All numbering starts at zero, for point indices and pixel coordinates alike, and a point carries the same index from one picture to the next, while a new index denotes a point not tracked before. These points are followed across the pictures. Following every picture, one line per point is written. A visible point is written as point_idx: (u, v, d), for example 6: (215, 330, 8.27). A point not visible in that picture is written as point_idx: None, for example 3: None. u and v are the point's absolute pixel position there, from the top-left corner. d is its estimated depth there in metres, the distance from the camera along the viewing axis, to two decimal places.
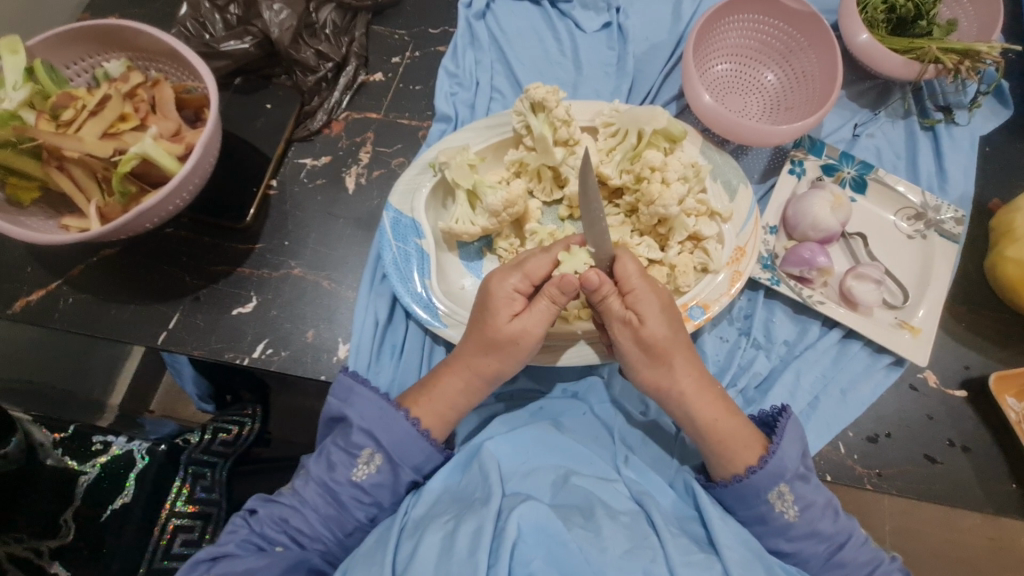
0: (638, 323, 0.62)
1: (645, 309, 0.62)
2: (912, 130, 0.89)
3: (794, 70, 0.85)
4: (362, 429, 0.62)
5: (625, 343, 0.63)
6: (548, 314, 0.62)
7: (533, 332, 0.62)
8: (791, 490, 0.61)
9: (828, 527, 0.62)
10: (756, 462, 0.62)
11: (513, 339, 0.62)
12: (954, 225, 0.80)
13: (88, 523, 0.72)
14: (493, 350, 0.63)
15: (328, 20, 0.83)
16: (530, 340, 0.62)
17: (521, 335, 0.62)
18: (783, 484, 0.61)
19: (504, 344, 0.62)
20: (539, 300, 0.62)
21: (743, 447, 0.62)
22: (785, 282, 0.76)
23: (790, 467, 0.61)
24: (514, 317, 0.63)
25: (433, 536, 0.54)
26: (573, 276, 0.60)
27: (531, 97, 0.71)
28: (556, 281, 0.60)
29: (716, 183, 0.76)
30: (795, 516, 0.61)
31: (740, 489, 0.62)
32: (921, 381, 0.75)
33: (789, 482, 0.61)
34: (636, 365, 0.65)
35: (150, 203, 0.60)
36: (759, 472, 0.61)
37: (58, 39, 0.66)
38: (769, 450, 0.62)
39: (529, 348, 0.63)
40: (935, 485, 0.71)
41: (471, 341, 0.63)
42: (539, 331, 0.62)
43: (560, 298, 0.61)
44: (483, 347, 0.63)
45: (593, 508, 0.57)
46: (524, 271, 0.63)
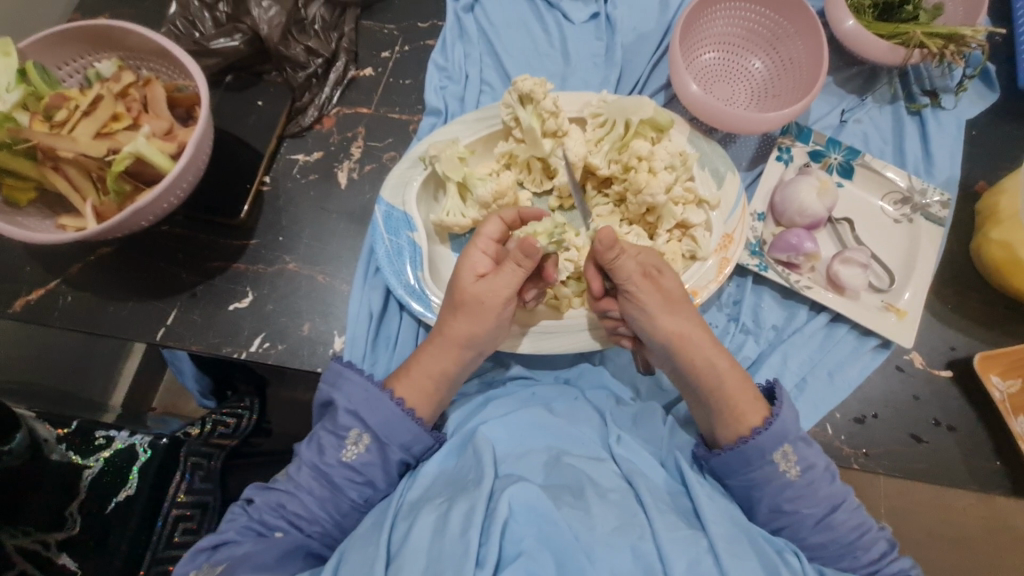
0: (659, 271, 0.68)
1: (655, 261, 0.69)
2: (898, 116, 0.90)
3: (781, 57, 0.86)
4: (349, 411, 0.63)
5: (652, 293, 0.67)
6: (515, 277, 0.65)
7: (498, 292, 0.64)
8: (794, 451, 0.63)
9: (823, 489, 0.62)
10: (760, 424, 0.63)
11: (478, 296, 0.64)
12: (939, 209, 0.81)
13: (93, 517, 0.73)
14: (460, 311, 0.65)
15: (317, 15, 0.83)
16: (496, 299, 0.64)
17: (486, 293, 0.64)
18: (787, 445, 0.63)
19: (472, 306, 0.64)
20: (505, 265, 0.65)
21: (751, 407, 0.64)
22: (773, 268, 0.77)
23: (791, 430, 0.63)
24: (479, 277, 0.66)
25: (427, 517, 0.56)
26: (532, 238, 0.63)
27: (519, 89, 0.71)
28: (519, 244, 0.63)
29: (704, 170, 0.77)
30: (796, 476, 0.62)
31: (743, 451, 0.63)
32: (907, 362, 0.77)
33: (792, 443, 0.63)
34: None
35: (145, 202, 0.61)
36: (764, 433, 0.63)
37: (50, 40, 0.67)
38: (771, 414, 0.64)
39: (496, 308, 0.65)
40: (921, 464, 0.72)
41: (463, 331, 0.64)
42: (505, 292, 0.65)
43: (525, 261, 0.63)
44: (455, 310, 0.65)
45: (583, 487, 0.59)
46: (485, 235, 0.68)
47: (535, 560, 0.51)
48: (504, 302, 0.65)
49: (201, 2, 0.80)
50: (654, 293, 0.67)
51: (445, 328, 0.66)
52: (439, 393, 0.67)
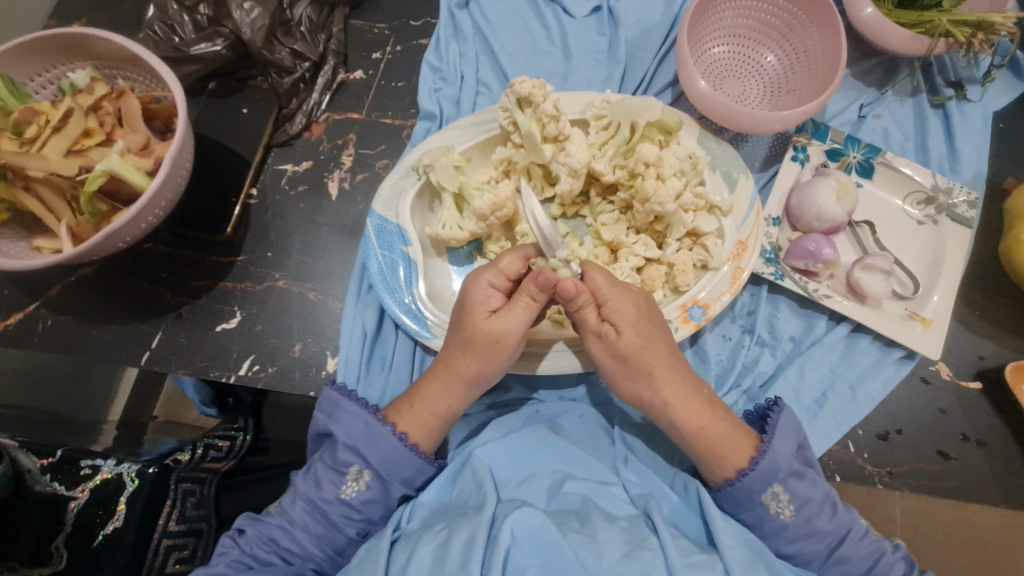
0: (615, 333, 0.60)
1: (622, 319, 0.61)
2: (920, 109, 0.84)
3: (795, 50, 0.81)
4: (349, 447, 0.60)
5: (602, 353, 0.61)
6: (528, 312, 0.60)
7: (512, 331, 0.59)
8: (786, 490, 0.59)
9: (825, 524, 0.59)
10: (746, 466, 0.59)
11: (493, 338, 0.59)
12: (966, 209, 0.76)
13: (79, 549, 0.70)
14: (469, 349, 0.60)
15: (303, 16, 0.79)
16: (513, 339, 0.60)
17: (503, 334, 0.59)
18: (776, 485, 0.59)
19: (484, 345, 0.60)
20: (518, 299, 0.60)
21: (734, 448, 0.60)
22: (790, 277, 0.73)
23: (782, 466, 0.59)
24: (491, 314, 0.60)
25: (427, 545, 0.53)
26: (546, 273, 0.57)
27: (516, 91, 0.67)
28: (534, 277, 0.58)
29: (715, 174, 0.72)
30: (790, 517, 0.59)
31: (732, 493, 0.60)
32: (933, 373, 0.73)
33: (782, 483, 0.59)
34: (614, 378, 0.62)
35: (120, 223, 0.57)
36: (750, 475, 0.59)
37: (19, 50, 0.63)
38: (759, 451, 0.60)
39: (509, 348, 0.60)
40: (949, 482, 0.68)
41: (461, 352, 0.61)
42: (521, 331, 0.60)
43: (540, 296, 0.59)
44: (462, 346, 0.61)
45: (590, 513, 0.55)
46: (498, 267, 0.61)
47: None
48: (518, 340, 0.60)
49: (180, 5, 0.76)
50: (605, 354, 0.61)
51: (449, 363, 0.62)
52: (441, 430, 0.63)
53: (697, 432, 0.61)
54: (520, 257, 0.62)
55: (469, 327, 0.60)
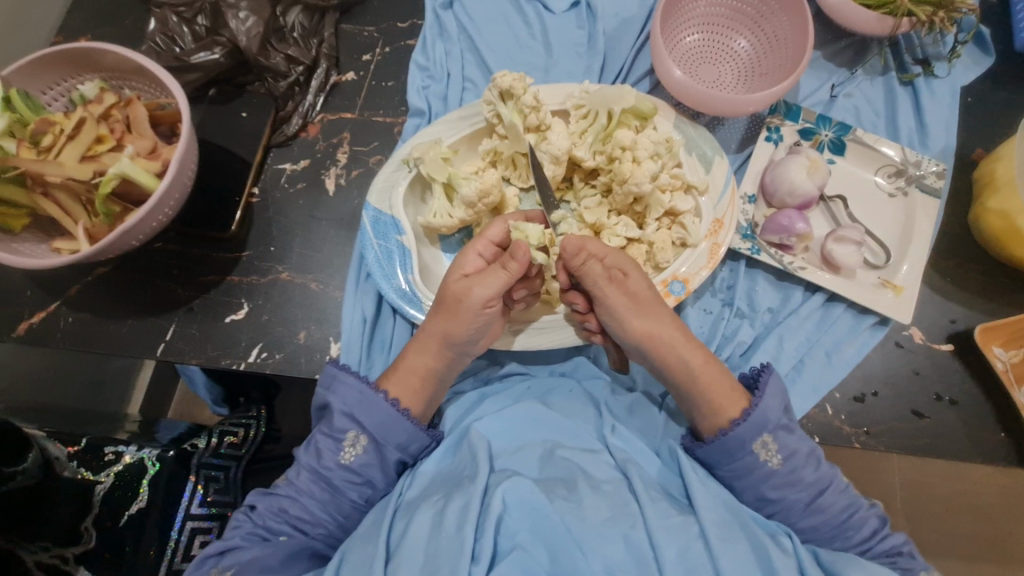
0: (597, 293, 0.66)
1: (625, 265, 0.67)
2: (890, 87, 0.88)
3: (766, 35, 0.84)
4: (344, 414, 0.64)
5: (619, 298, 0.66)
6: (499, 278, 0.64)
7: (475, 292, 0.64)
8: (775, 441, 0.63)
9: (809, 475, 0.63)
10: (740, 415, 0.63)
11: (457, 296, 0.64)
12: (935, 180, 0.79)
13: (107, 530, 0.75)
14: (439, 309, 0.66)
15: (296, 23, 0.83)
16: (472, 299, 0.64)
17: (464, 293, 0.64)
18: (766, 435, 0.62)
19: (451, 304, 0.65)
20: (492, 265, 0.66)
21: (728, 396, 0.65)
22: (766, 251, 0.76)
23: (772, 419, 0.63)
24: (464, 277, 0.66)
25: (424, 515, 0.57)
26: (522, 242, 0.64)
27: (498, 85, 0.71)
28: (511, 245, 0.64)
29: (691, 156, 0.76)
30: (778, 465, 0.62)
31: (724, 442, 0.63)
32: (907, 338, 0.76)
33: (773, 433, 0.63)
34: (624, 317, 0.66)
35: (133, 221, 0.62)
36: (742, 424, 0.63)
37: (32, 65, 0.67)
38: (751, 404, 0.64)
39: (472, 309, 0.64)
40: (923, 440, 0.72)
41: (450, 325, 0.65)
42: (483, 293, 0.64)
43: (511, 262, 0.64)
44: (436, 308, 0.67)
45: (576, 479, 0.59)
46: (484, 236, 0.68)
47: (530, 554, 0.53)
48: (479, 303, 0.64)
49: (180, 18, 0.81)
50: (618, 296, 0.65)
51: (424, 327, 0.67)
52: (425, 389, 0.67)
53: None
54: (501, 226, 0.69)
55: (443, 288, 0.66)
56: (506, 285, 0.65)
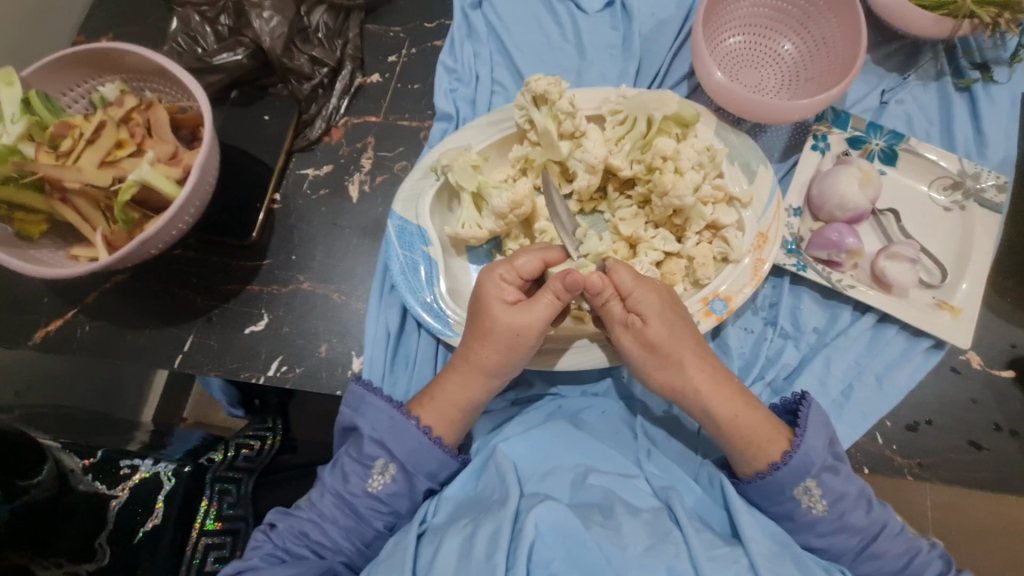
0: (643, 323, 0.61)
1: (647, 308, 0.61)
2: (944, 93, 0.83)
3: (813, 37, 0.80)
4: (374, 439, 0.61)
5: (632, 343, 0.62)
6: (552, 310, 0.61)
7: (529, 324, 0.61)
8: (818, 485, 0.58)
9: (860, 519, 0.58)
10: (780, 459, 0.59)
11: (511, 330, 0.61)
12: (995, 194, 0.74)
13: (123, 546, 0.73)
14: (487, 339, 0.62)
15: (320, 23, 0.80)
16: (531, 333, 0.61)
17: (519, 327, 0.61)
18: (809, 481, 0.58)
19: (504, 337, 0.61)
20: (542, 295, 0.61)
21: (774, 429, 0.60)
22: (812, 268, 0.72)
23: (816, 462, 0.58)
24: (510, 307, 0.62)
25: (451, 542, 0.54)
26: (578, 273, 0.59)
27: (532, 90, 0.68)
28: (562, 277, 0.59)
29: (734, 166, 0.72)
30: (822, 512, 0.58)
31: (763, 485, 0.59)
32: (963, 363, 0.71)
33: (816, 477, 0.58)
34: (645, 371, 0.63)
35: (152, 231, 0.59)
36: (782, 469, 0.58)
37: (53, 66, 0.65)
38: (793, 445, 0.59)
39: (529, 342, 0.62)
40: (981, 473, 0.67)
41: (479, 343, 0.63)
42: (543, 327, 0.61)
43: (565, 295, 0.60)
44: (481, 336, 0.62)
45: (613, 506, 0.56)
46: (513, 264, 0.63)
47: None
48: (538, 335, 0.61)
49: (202, 16, 0.78)
50: (633, 345, 0.62)
51: (469, 355, 0.63)
52: (457, 412, 0.64)
53: (729, 422, 0.61)
54: (536, 258, 0.63)
55: (489, 317, 0.62)
56: (556, 314, 0.62)
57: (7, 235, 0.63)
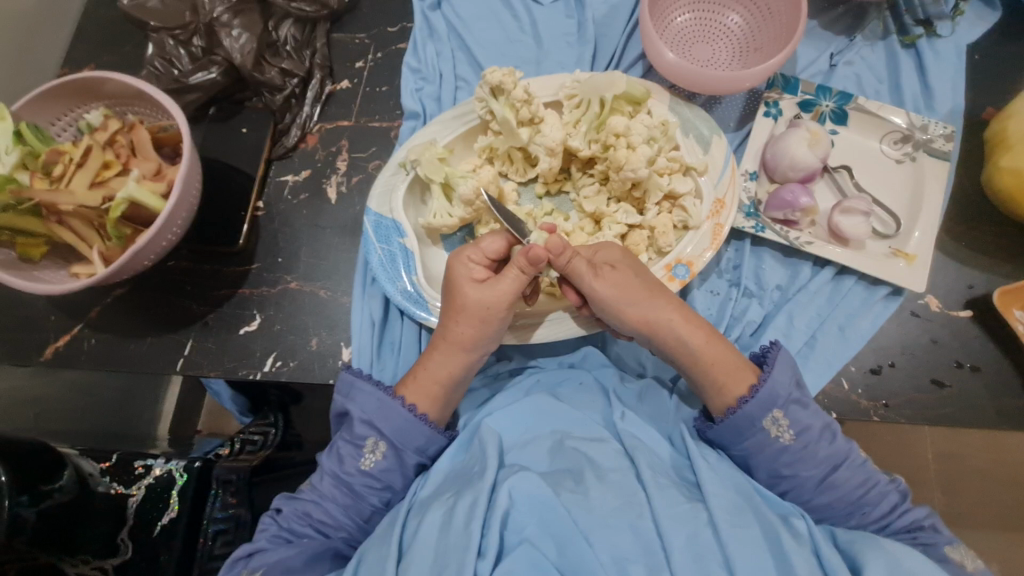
0: (610, 269, 0.66)
1: (614, 257, 0.68)
2: (891, 51, 0.86)
3: (759, 8, 0.83)
4: (364, 421, 0.66)
5: (604, 288, 0.65)
6: (519, 283, 0.65)
7: (499, 300, 0.65)
8: (786, 416, 0.62)
9: (818, 454, 0.62)
10: (747, 393, 0.63)
11: (483, 305, 0.65)
12: (943, 142, 0.77)
13: (144, 540, 0.78)
14: (462, 316, 0.66)
15: (288, 36, 0.85)
16: (502, 306, 0.65)
17: (490, 301, 0.65)
18: (776, 411, 0.62)
19: (477, 313, 0.66)
20: (509, 271, 0.65)
21: (736, 375, 0.64)
22: (771, 228, 0.75)
23: (782, 394, 0.62)
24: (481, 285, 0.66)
25: (435, 513, 0.58)
26: (539, 247, 0.63)
27: (488, 82, 0.71)
28: (524, 252, 0.63)
29: (688, 137, 0.76)
30: (790, 440, 0.62)
31: (734, 422, 0.63)
32: (922, 307, 0.75)
33: (783, 408, 0.62)
34: (618, 305, 0.65)
35: (142, 243, 0.64)
36: (751, 401, 0.62)
37: (40, 98, 0.70)
38: (759, 380, 0.63)
39: (499, 315, 0.66)
40: (944, 409, 0.70)
41: (454, 321, 0.67)
42: (512, 300, 0.65)
43: (530, 268, 0.64)
44: (456, 314, 0.66)
45: (583, 470, 0.60)
46: (479, 246, 0.68)
47: (537, 548, 0.54)
48: (507, 308, 0.66)
49: (176, 40, 0.83)
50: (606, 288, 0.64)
51: (447, 334, 0.67)
52: (439, 389, 0.68)
53: None
54: (500, 239, 0.68)
55: (460, 295, 0.66)
56: (524, 287, 0.66)
57: (10, 259, 0.67)
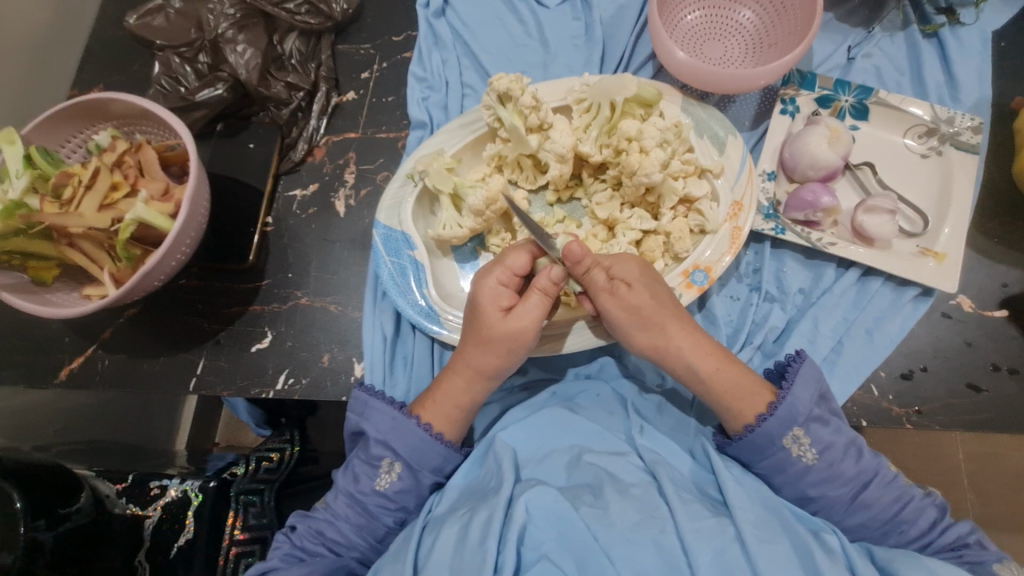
0: (627, 281, 0.64)
1: (632, 268, 0.65)
2: (912, 42, 0.83)
3: (772, 3, 0.80)
4: (379, 441, 0.65)
5: (617, 312, 0.62)
6: (544, 307, 0.63)
7: (526, 325, 0.63)
8: (807, 433, 0.60)
9: (850, 469, 0.59)
10: (765, 411, 0.61)
11: (510, 335, 0.63)
12: (971, 135, 0.74)
13: (162, 561, 0.79)
14: (489, 347, 0.64)
15: (293, 49, 0.84)
16: (529, 333, 0.63)
17: (517, 330, 0.63)
18: (796, 429, 0.60)
19: (504, 342, 0.64)
20: (530, 295, 0.63)
21: (748, 397, 0.61)
22: (791, 229, 0.73)
23: (802, 412, 0.60)
24: (506, 313, 0.64)
25: (450, 529, 0.56)
26: (556, 267, 0.62)
27: (495, 89, 0.69)
28: (545, 274, 0.62)
29: (702, 139, 0.73)
30: (813, 459, 0.59)
31: (753, 440, 0.61)
32: (954, 307, 0.71)
33: (804, 426, 0.60)
34: (629, 335, 0.63)
35: (152, 264, 0.64)
36: (770, 419, 0.60)
37: (50, 122, 0.70)
38: (777, 397, 0.61)
39: (527, 340, 0.64)
40: (982, 415, 0.67)
41: (477, 348, 0.65)
42: (538, 324, 0.63)
43: (552, 289, 0.62)
44: (481, 344, 0.65)
45: (602, 484, 0.58)
46: (504, 265, 0.65)
47: (555, 563, 0.52)
48: (535, 333, 0.63)
49: (181, 58, 0.83)
50: (617, 312, 0.62)
51: (466, 354, 0.66)
52: (453, 404, 0.66)
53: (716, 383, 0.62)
54: (523, 254, 0.65)
55: (487, 326, 0.64)
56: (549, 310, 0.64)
57: (22, 283, 0.67)
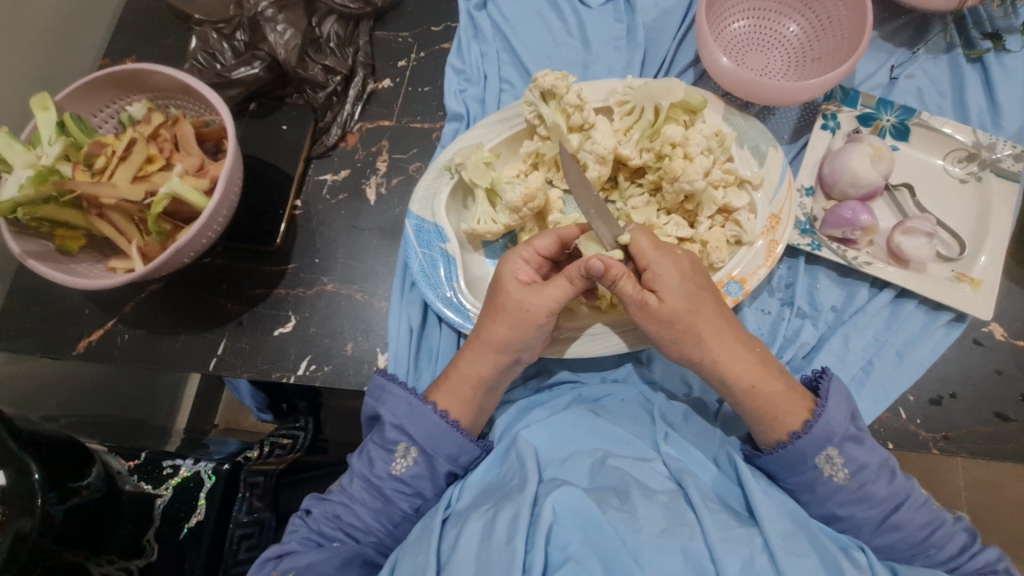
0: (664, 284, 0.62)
1: (675, 269, 0.62)
2: (956, 65, 0.82)
3: (819, 18, 0.80)
4: (396, 427, 0.64)
5: (654, 318, 0.62)
6: (564, 293, 0.62)
7: (539, 301, 0.62)
8: (841, 454, 0.59)
9: (881, 490, 0.59)
10: (799, 429, 0.60)
11: (520, 303, 0.63)
12: (1012, 163, 0.73)
13: (170, 541, 0.77)
14: (500, 314, 0.64)
15: (331, 32, 0.83)
16: (539, 306, 0.62)
17: (528, 300, 0.62)
18: (831, 449, 0.59)
19: (514, 312, 0.63)
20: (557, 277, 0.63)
21: (789, 412, 0.60)
22: (827, 246, 0.72)
23: (838, 431, 0.59)
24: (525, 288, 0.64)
25: (474, 525, 0.56)
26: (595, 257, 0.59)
27: (540, 86, 0.69)
28: (578, 263, 0.61)
29: (743, 149, 0.72)
30: (845, 480, 0.59)
31: (785, 456, 0.60)
32: (986, 335, 0.71)
33: (838, 446, 0.59)
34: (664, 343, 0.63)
35: (184, 241, 0.63)
36: (804, 437, 0.59)
37: (83, 90, 0.69)
38: (814, 415, 0.60)
39: (537, 318, 0.63)
40: (1009, 444, 0.67)
41: (490, 317, 0.65)
42: (552, 304, 0.62)
43: (579, 280, 0.61)
44: (494, 312, 0.64)
45: (628, 488, 0.57)
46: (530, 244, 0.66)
47: (582, 565, 0.52)
48: (547, 313, 0.62)
49: (220, 34, 0.82)
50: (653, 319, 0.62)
51: (494, 345, 0.64)
52: (476, 398, 0.66)
53: (752, 391, 0.61)
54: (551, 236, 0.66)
55: (501, 292, 0.64)
56: (569, 297, 0.63)
57: (48, 250, 0.66)
